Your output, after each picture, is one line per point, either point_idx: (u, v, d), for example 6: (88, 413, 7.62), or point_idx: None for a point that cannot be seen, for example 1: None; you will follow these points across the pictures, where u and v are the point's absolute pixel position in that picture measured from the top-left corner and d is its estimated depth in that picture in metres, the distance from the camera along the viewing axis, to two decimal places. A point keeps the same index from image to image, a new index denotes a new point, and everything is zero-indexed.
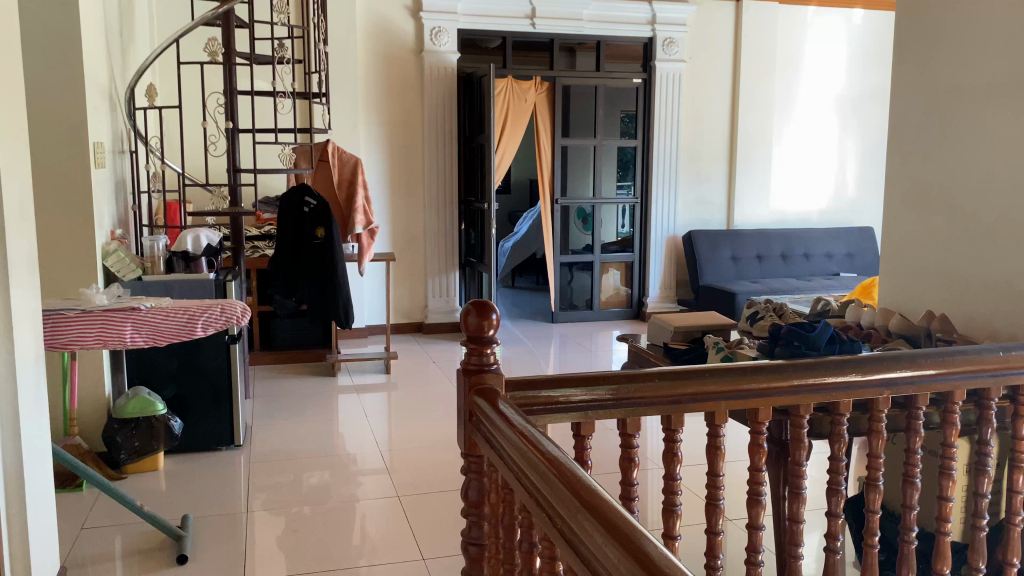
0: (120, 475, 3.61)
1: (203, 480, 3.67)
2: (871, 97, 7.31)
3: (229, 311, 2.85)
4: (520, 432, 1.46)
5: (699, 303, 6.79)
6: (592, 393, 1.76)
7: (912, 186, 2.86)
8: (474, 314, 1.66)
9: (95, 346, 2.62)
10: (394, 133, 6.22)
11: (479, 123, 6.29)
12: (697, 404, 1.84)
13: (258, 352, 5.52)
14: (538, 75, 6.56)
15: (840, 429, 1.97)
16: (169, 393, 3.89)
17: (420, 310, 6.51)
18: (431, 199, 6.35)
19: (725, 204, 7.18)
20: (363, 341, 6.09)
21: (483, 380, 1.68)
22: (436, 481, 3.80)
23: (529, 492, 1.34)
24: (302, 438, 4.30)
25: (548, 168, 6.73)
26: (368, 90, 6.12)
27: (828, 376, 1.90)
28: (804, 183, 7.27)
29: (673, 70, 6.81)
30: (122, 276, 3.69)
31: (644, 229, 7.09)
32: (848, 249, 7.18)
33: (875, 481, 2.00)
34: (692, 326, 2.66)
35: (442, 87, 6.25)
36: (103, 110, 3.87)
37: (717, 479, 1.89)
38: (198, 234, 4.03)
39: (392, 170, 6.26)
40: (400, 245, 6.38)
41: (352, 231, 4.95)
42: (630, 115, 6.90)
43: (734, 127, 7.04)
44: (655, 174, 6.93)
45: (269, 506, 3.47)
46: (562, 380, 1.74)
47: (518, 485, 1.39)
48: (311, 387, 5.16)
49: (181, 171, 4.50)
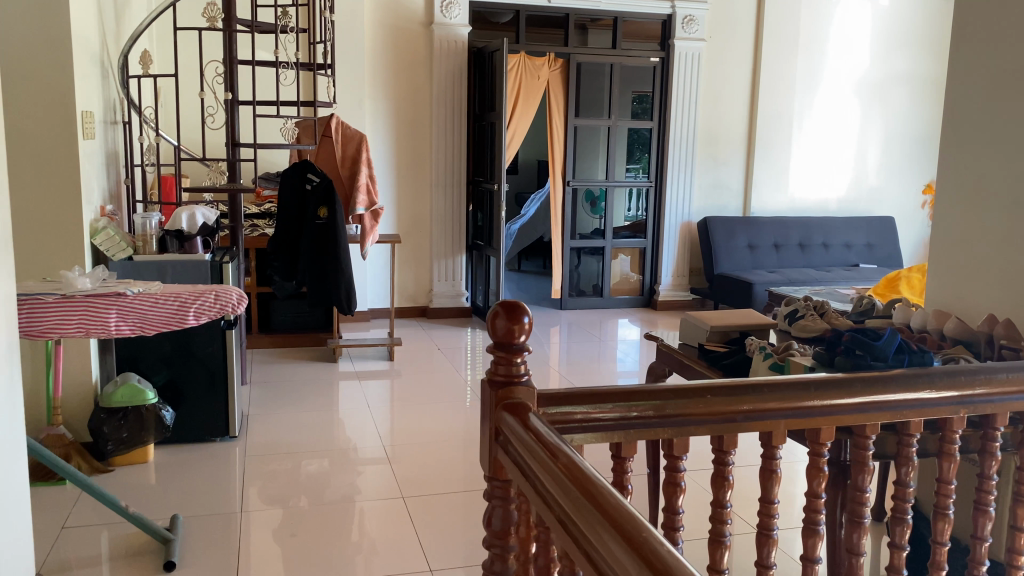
0: (106, 467, 3.38)
1: (195, 474, 3.45)
2: (895, 81, 7.08)
3: (224, 299, 2.62)
4: (567, 472, 1.21)
5: (713, 293, 6.56)
6: (635, 409, 1.53)
7: (966, 180, 2.63)
8: (502, 317, 1.44)
9: (76, 335, 2.38)
10: (402, 109, 5.98)
11: (489, 99, 6.01)
12: (755, 422, 1.61)
13: (256, 336, 5.29)
14: (552, 51, 6.33)
15: (909, 452, 1.74)
16: (161, 379, 3.67)
17: (425, 293, 6.30)
18: (438, 179, 6.10)
19: (742, 190, 6.91)
20: (365, 325, 5.87)
21: (511, 394, 1.46)
22: (441, 478, 3.59)
23: (595, 566, 1.09)
24: (299, 429, 4.08)
25: (560, 148, 6.51)
26: (375, 63, 5.87)
27: (900, 392, 1.68)
28: (824, 170, 7.01)
29: (692, 49, 6.53)
30: (111, 256, 3.43)
31: (658, 213, 6.84)
32: (868, 239, 6.94)
33: (945, 509, 1.78)
34: (730, 325, 2.43)
35: (452, 62, 5.98)
36: (93, 77, 3.62)
37: (772, 506, 1.67)
38: (193, 211, 3.81)
39: (398, 148, 6.01)
40: (406, 227, 6.15)
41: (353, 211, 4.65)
42: (645, 95, 6.65)
43: (754, 110, 6.77)
44: (671, 158, 6.66)
45: (265, 502, 3.27)
46: (603, 394, 1.52)
47: (577, 551, 1.13)
48: (312, 373, 4.94)
49: (177, 144, 4.26)
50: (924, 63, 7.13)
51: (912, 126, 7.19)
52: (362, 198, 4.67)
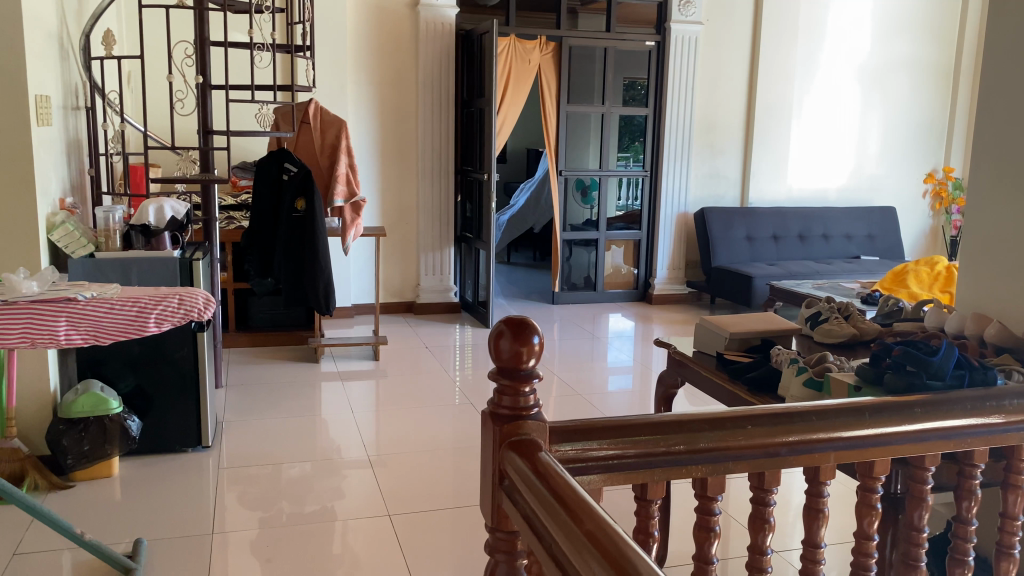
0: (66, 483, 3.11)
1: (163, 489, 3.19)
2: (895, 67, 6.87)
3: (189, 303, 2.36)
4: (593, 540, 0.95)
5: (710, 286, 6.33)
6: (664, 444, 1.29)
7: (1001, 169, 2.22)
8: (507, 337, 1.21)
9: (19, 346, 2.09)
10: (386, 94, 5.70)
11: (477, 85, 5.74)
12: (800, 456, 1.38)
13: (234, 334, 5.02)
14: (544, 34, 6.08)
15: (972, 484, 1.51)
16: (128, 385, 3.39)
17: (412, 288, 6.04)
18: (425, 168, 5.84)
19: (740, 180, 6.68)
20: (348, 322, 5.61)
21: (520, 429, 1.21)
22: (430, 489, 3.34)
23: None
24: (278, 437, 3.83)
25: (551, 136, 6.26)
26: (358, 46, 5.59)
27: (966, 419, 1.44)
28: (823, 159, 6.80)
29: (689, 32, 6.28)
30: (71, 253, 3.16)
31: (653, 203, 6.60)
32: (869, 230, 6.74)
33: (1009, 547, 1.56)
34: (750, 331, 2.19)
35: (439, 45, 5.72)
36: (50, 58, 3.34)
37: (817, 550, 1.45)
38: (162, 204, 3.43)
39: (383, 136, 5.74)
40: (391, 219, 5.88)
41: (330, 203, 4.39)
42: (639, 81, 6.41)
43: (752, 97, 6.53)
44: (667, 147, 6.42)
45: (240, 519, 3.02)
46: (626, 427, 1.28)
47: None
48: (292, 374, 4.68)
49: (145, 131, 3.97)
50: (926, 49, 6.92)
51: (912, 114, 6.98)
52: (340, 189, 4.38)
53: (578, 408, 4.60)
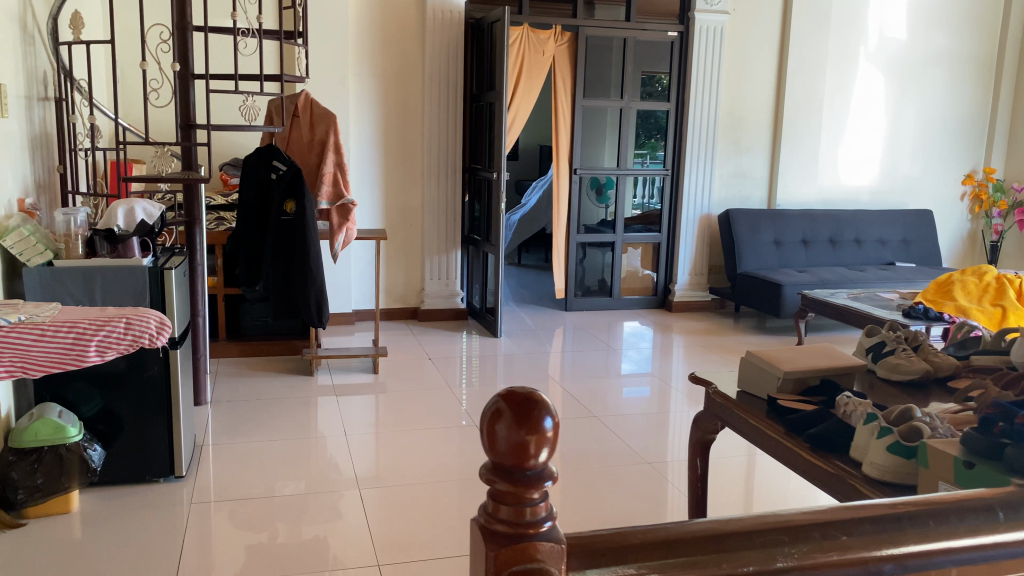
0: (19, 521, 2.76)
1: (126, 527, 2.82)
2: (933, 61, 6.44)
3: (138, 327, 2.03)
4: None
5: (735, 294, 5.92)
6: (726, 566, 0.84)
7: None
8: (504, 423, 0.84)
9: None
10: (390, 88, 5.34)
11: (488, 77, 5.35)
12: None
13: (223, 343, 4.68)
14: (559, 24, 5.71)
15: None
16: (91, 410, 3.02)
17: (416, 293, 5.68)
18: (431, 166, 5.47)
19: (767, 180, 6.28)
20: (348, 330, 5.26)
21: (523, 556, 0.82)
22: (427, 527, 2.97)
23: None
24: (262, 462, 3.47)
25: (566, 132, 5.89)
26: (361, 35, 5.22)
27: None
28: (855, 159, 6.39)
29: (714, 22, 5.88)
30: (25, 260, 2.82)
31: (673, 204, 6.22)
32: (904, 235, 6.31)
33: None
34: (809, 370, 1.82)
35: (447, 34, 5.34)
36: (11, 41, 2.99)
37: None
38: (133, 206, 3.12)
39: (386, 132, 5.37)
40: (394, 220, 5.52)
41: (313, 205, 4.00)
42: (660, 76, 6.02)
43: (780, 93, 6.12)
44: (689, 145, 6.03)
45: (210, 564, 2.64)
46: (668, 544, 0.84)
47: None
48: (284, 389, 4.33)
49: (120, 122, 3.63)
50: (964, 41, 6.49)
51: (949, 110, 6.56)
52: (324, 189, 3.99)
53: (589, 428, 4.22)
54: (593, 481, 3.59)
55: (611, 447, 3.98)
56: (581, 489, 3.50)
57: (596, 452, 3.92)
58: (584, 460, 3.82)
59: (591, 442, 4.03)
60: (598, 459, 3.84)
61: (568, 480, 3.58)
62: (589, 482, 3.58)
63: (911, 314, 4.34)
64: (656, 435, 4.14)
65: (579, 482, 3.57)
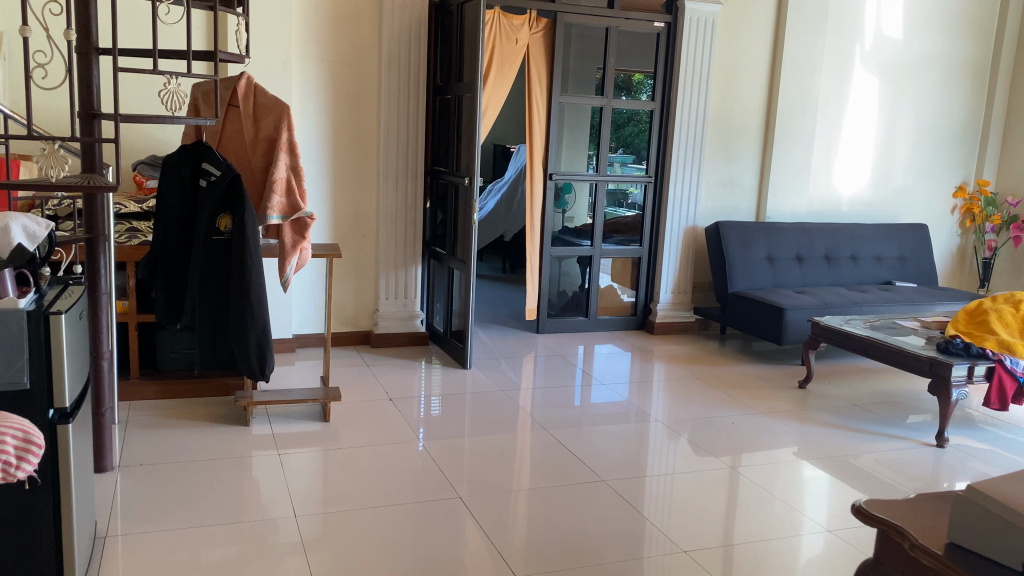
0: None
1: None
2: (928, 64, 5.98)
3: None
4: None
5: (725, 317, 5.34)
6: None
7: None
8: None
9: None
10: (341, 75, 4.55)
11: (455, 65, 4.60)
12: None
13: (136, 383, 3.84)
14: (534, 9, 5.01)
15: None
16: None
17: (368, 315, 4.91)
18: (389, 167, 4.70)
19: (756, 189, 5.72)
20: (289, 360, 4.46)
21: None
22: None
23: None
24: (188, 549, 2.67)
25: (540, 132, 5.21)
26: (306, 12, 4.41)
27: None
28: (849, 167, 5.88)
29: (705, 12, 5.27)
30: None
31: (656, 214, 5.60)
32: (900, 252, 5.86)
33: None
34: None
35: (408, 13, 4.58)
36: None
37: None
38: (8, 222, 2.22)
39: (336, 127, 4.59)
40: (344, 231, 4.73)
41: (261, 220, 3.21)
42: (643, 72, 5.39)
43: (773, 94, 5.56)
44: (675, 149, 5.41)
45: None
46: None
47: None
48: (215, 442, 3.52)
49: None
50: (961, 44, 6.05)
51: (945, 116, 6.12)
52: (274, 201, 3.19)
53: (563, 471, 3.52)
54: (590, 538, 2.93)
55: (596, 495, 3.29)
56: (573, 551, 2.83)
57: (586, 504, 3.22)
58: (572, 512, 3.14)
59: (573, 490, 3.33)
60: (586, 509, 3.16)
61: (554, 539, 2.91)
62: (585, 542, 2.92)
63: (950, 352, 3.79)
64: (652, 478, 3.48)
65: (571, 542, 2.91)
